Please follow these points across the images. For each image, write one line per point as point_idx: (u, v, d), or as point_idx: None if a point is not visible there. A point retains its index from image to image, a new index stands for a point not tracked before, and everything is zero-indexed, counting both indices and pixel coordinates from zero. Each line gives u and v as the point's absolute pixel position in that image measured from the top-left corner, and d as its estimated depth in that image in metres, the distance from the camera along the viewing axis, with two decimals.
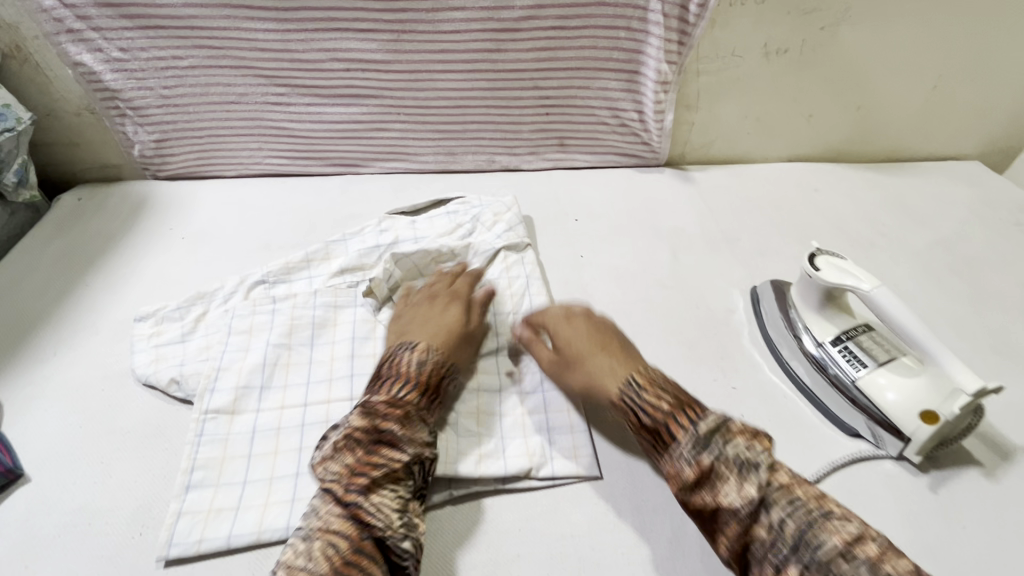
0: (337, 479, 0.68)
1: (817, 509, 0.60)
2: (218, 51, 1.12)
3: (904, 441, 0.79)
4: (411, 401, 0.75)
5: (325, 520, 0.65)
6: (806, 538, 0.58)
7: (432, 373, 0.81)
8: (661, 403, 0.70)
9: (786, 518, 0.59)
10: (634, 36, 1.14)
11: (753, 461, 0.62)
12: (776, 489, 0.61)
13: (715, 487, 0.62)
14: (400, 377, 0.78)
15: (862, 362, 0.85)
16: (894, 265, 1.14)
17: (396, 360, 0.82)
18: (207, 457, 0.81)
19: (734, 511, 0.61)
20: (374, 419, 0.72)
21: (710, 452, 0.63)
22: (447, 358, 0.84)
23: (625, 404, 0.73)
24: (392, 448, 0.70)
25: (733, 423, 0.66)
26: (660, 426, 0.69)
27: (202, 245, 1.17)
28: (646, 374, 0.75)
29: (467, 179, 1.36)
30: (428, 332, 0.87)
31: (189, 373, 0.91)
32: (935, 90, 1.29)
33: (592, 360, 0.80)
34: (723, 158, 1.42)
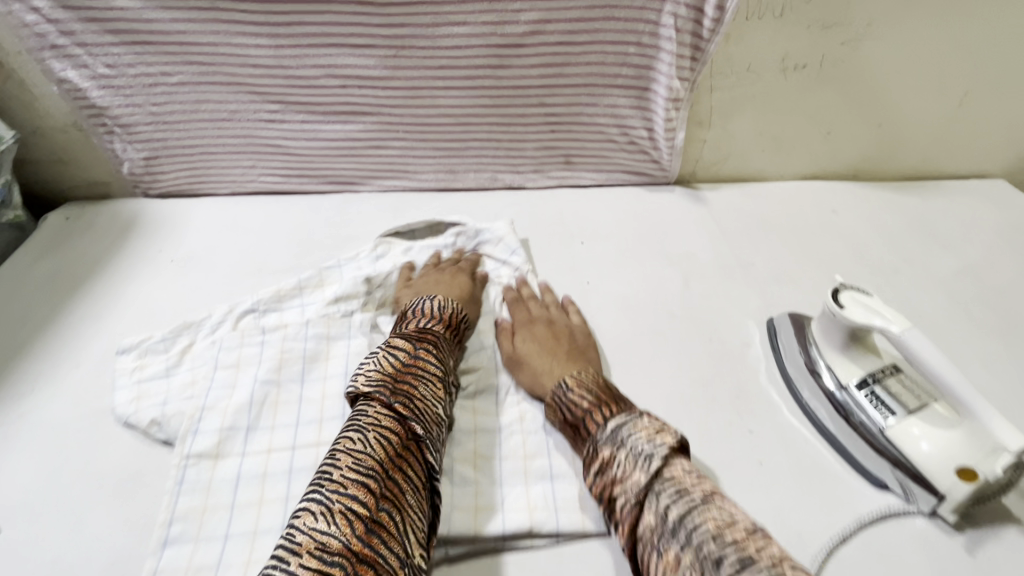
0: (382, 382, 0.76)
1: (702, 498, 0.64)
2: (209, 67, 1.07)
3: (937, 497, 0.73)
4: (439, 332, 0.89)
5: (377, 416, 0.71)
6: (682, 523, 0.62)
7: (454, 316, 0.94)
8: (581, 400, 0.78)
9: (669, 505, 0.64)
10: (645, 52, 1.08)
11: (649, 452, 0.68)
12: (665, 479, 0.67)
13: (613, 474, 0.70)
14: (427, 317, 0.91)
15: (890, 409, 0.79)
16: (919, 294, 1.07)
17: (421, 307, 0.94)
18: (187, 508, 0.76)
19: (624, 493, 0.68)
20: (412, 341, 0.84)
21: (612, 444, 0.71)
22: (465, 309, 0.98)
23: (556, 402, 0.82)
24: (427, 364, 0.81)
25: (641, 419, 0.73)
26: (581, 421, 0.78)
27: (190, 271, 1.12)
28: (577, 375, 0.83)
29: (468, 198, 1.31)
30: (445, 288, 1.00)
31: (172, 414, 0.86)
32: (962, 107, 1.23)
33: (540, 359, 0.89)
34: (736, 176, 1.35)
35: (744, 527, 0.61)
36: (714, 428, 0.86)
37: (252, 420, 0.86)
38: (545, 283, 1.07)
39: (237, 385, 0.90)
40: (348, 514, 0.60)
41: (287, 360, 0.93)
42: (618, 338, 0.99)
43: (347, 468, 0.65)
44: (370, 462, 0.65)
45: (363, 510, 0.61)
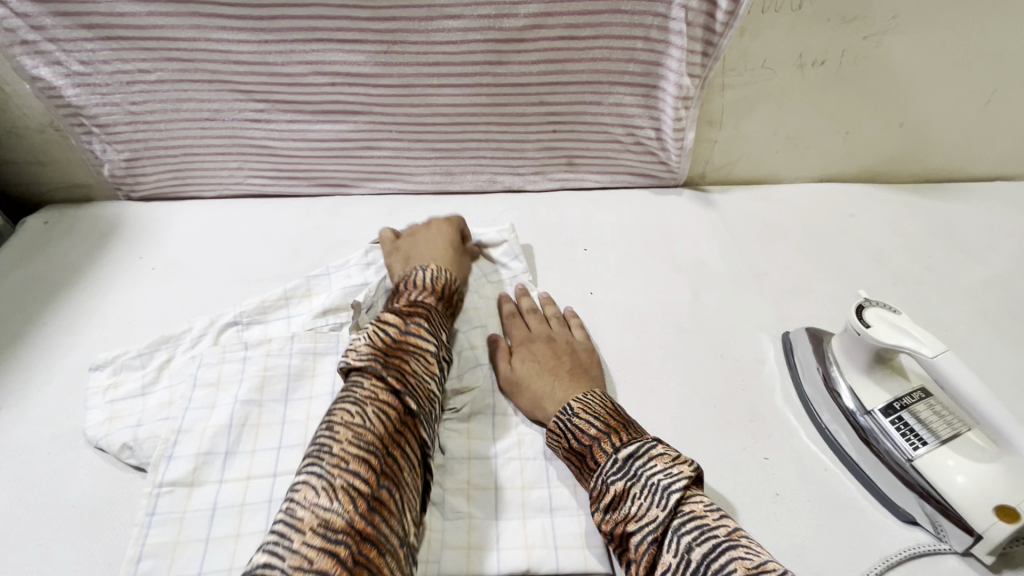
0: (373, 357, 0.72)
1: (728, 535, 0.60)
2: (189, 64, 1.01)
3: (973, 537, 0.66)
4: (431, 304, 0.86)
5: (371, 390, 0.68)
6: (709, 564, 0.57)
7: (445, 286, 0.91)
8: (589, 428, 0.72)
9: (693, 544, 0.60)
10: (653, 47, 1.01)
11: (668, 484, 0.64)
12: (685, 516, 0.62)
13: (626, 510, 0.65)
14: (418, 287, 0.88)
15: (921, 438, 0.72)
16: (944, 307, 1.01)
17: (413, 278, 0.91)
18: (158, 543, 0.71)
19: (639, 531, 0.63)
20: (403, 315, 0.80)
21: (626, 477, 0.67)
22: (455, 278, 0.95)
23: (559, 428, 0.76)
24: (420, 338, 0.78)
25: (656, 447, 0.69)
26: (587, 450, 0.72)
27: (170, 280, 1.06)
28: (583, 399, 0.77)
29: (465, 201, 1.24)
30: (435, 255, 0.97)
31: (145, 437, 0.81)
32: (990, 106, 1.16)
33: (539, 381, 0.82)
34: (747, 178, 1.29)
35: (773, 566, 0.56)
36: (727, 454, 0.80)
37: (232, 442, 0.80)
38: (545, 294, 1.01)
39: (215, 404, 0.84)
40: (350, 490, 0.58)
41: (270, 376, 0.88)
42: (624, 353, 0.93)
43: (347, 442, 0.62)
44: (370, 437, 0.63)
45: (363, 487, 0.59)
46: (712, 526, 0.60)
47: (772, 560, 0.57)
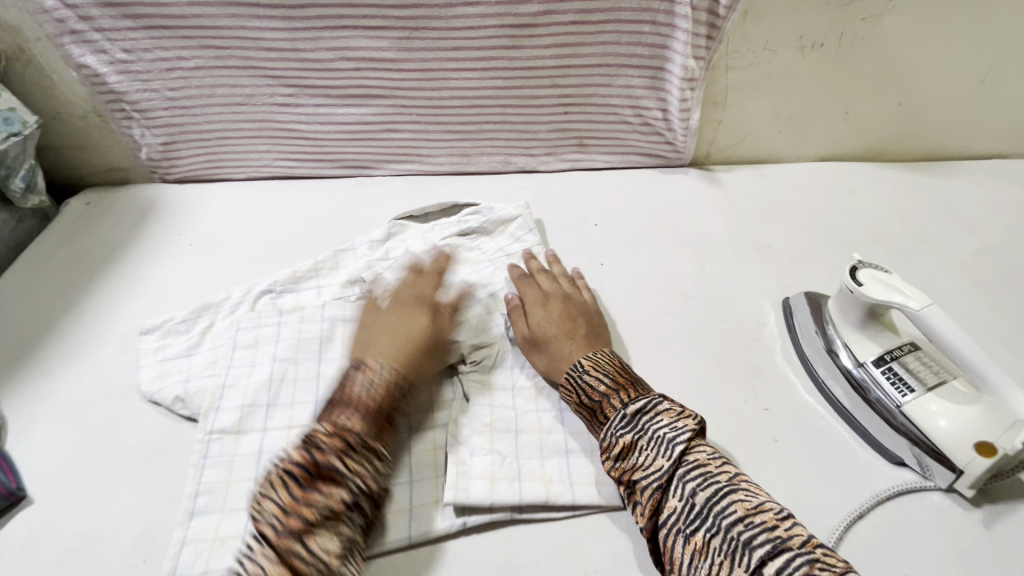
0: (271, 522, 0.63)
1: (728, 483, 0.65)
2: (224, 51, 1.08)
3: (955, 473, 0.73)
4: (355, 429, 0.71)
5: (259, 564, 0.61)
6: (712, 507, 0.63)
7: (378, 396, 0.76)
8: (598, 385, 0.78)
9: (696, 490, 0.65)
10: (660, 30, 1.07)
11: (672, 437, 0.69)
12: (689, 465, 0.67)
13: (634, 460, 0.71)
14: (348, 403, 0.74)
15: (908, 385, 0.78)
16: (936, 274, 1.07)
17: (347, 382, 0.78)
18: (212, 482, 0.79)
19: (646, 477, 0.69)
20: (314, 453, 0.67)
21: (633, 431, 0.72)
22: (403, 371, 0.81)
23: (571, 384, 0.81)
24: (333, 485, 0.66)
25: (662, 404, 0.74)
26: (597, 406, 0.77)
27: (208, 253, 1.13)
28: (592, 359, 0.82)
29: (481, 181, 1.31)
30: (383, 346, 0.83)
31: (195, 391, 0.88)
32: (985, 85, 1.20)
33: (556, 343, 0.87)
34: (751, 158, 1.34)
35: (770, 507, 0.62)
36: (730, 406, 0.86)
37: (273, 395, 0.88)
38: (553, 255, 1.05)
39: (262, 361, 0.92)
40: None
41: (306, 338, 0.95)
42: (633, 318, 1.00)
43: None
44: None
45: None
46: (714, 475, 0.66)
47: (768, 500, 0.63)
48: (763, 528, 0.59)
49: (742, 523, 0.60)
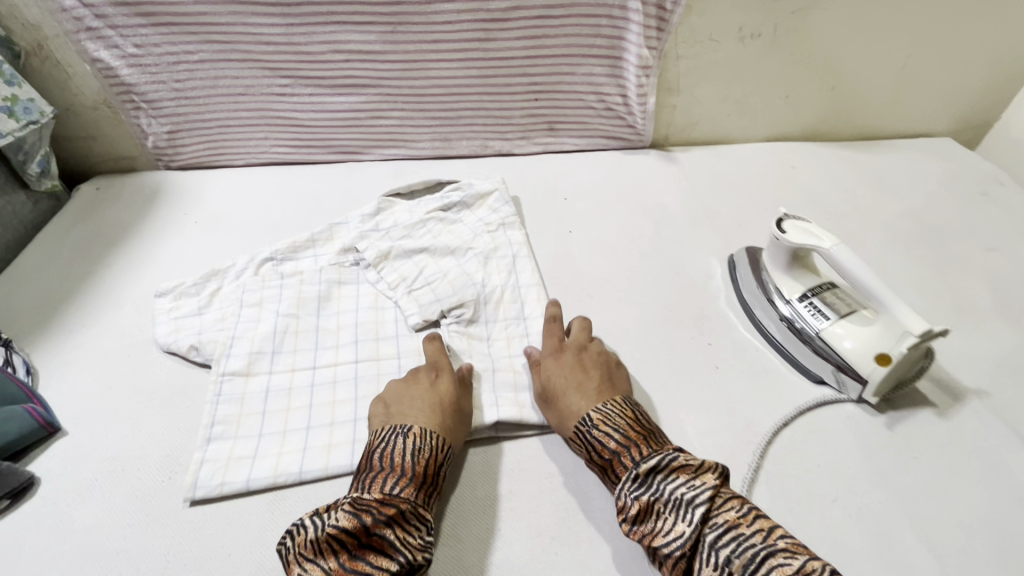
0: None
1: (762, 544, 0.63)
2: (226, 45, 1.20)
3: (862, 384, 0.86)
4: (407, 499, 0.71)
5: None
6: (750, 574, 0.61)
7: (428, 463, 0.76)
8: (608, 442, 0.76)
9: (731, 554, 0.63)
10: (615, 23, 1.21)
11: (692, 497, 0.68)
12: (718, 527, 0.66)
13: (652, 524, 0.69)
14: (393, 471, 0.74)
15: (825, 315, 0.92)
16: (862, 233, 1.21)
17: (388, 449, 0.77)
18: (226, 414, 0.89)
19: (667, 545, 0.66)
20: (365, 519, 0.68)
21: (651, 491, 0.70)
22: (445, 440, 0.80)
23: (581, 439, 0.80)
24: (381, 555, 0.66)
25: (677, 459, 0.72)
26: (609, 463, 0.76)
27: (212, 229, 1.24)
28: (601, 412, 0.80)
29: (462, 164, 1.44)
30: (423, 412, 0.82)
31: (207, 341, 0.99)
32: (905, 70, 1.37)
33: (567, 399, 0.84)
34: (705, 139, 1.49)
35: (812, 566, 0.60)
36: (679, 342, 1.00)
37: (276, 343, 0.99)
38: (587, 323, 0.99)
39: (266, 312, 1.03)
40: None
41: (304, 297, 1.06)
42: (597, 275, 1.13)
43: None
44: None
45: None
46: (746, 536, 0.64)
47: (809, 559, 0.62)
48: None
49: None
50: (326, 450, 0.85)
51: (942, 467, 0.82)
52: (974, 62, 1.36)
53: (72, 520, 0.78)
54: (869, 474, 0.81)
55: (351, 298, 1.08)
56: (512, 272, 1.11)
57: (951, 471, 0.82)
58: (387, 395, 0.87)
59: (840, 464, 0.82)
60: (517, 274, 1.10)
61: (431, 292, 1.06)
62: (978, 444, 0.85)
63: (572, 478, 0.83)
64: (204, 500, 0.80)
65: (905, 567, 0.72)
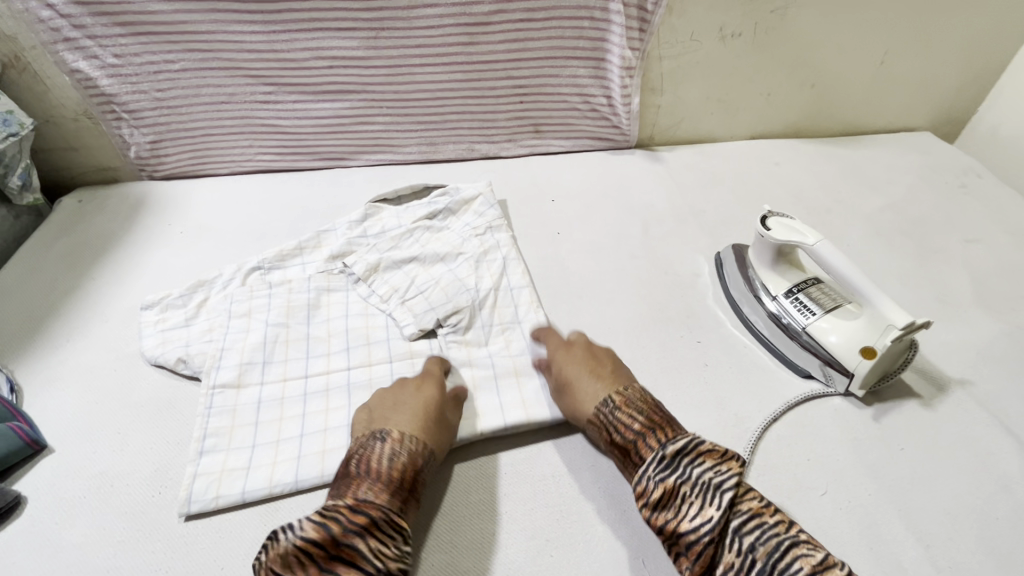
0: None
1: (785, 533, 0.64)
2: (208, 54, 1.19)
3: (850, 377, 0.88)
4: (380, 505, 0.69)
5: None
6: (775, 563, 0.62)
7: (404, 468, 0.74)
8: (632, 423, 0.76)
9: (755, 541, 0.63)
10: (598, 25, 1.22)
11: (720, 483, 0.67)
12: (743, 514, 0.66)
13: (677, 508, 0.67)
14: (369, 476, 0.72)
15: (811, 310, 0.93)
16: (846, 227, 1.23)
17: (367, 453, 0.75)
18: (217, 426, 0.88)
19: (694, 531, 0.65)
20: (331, 529, 0.65)
21: (677, 475, 0.69)
22: (425, 444, 0.78)
23: (601, 420, 0.79)
24: (349, 568, 0.63)
25: (702, 445, 0.72)
26: (631, 445, 0.75)
27: (198, 239, 1.23)
28: (623, 394, 0.80)
29: (449, 168, 1.44)
30: (406, 418, 0.80)
31: (195, 353, 0.98)
32: (883, 66, 1.39)
33: (583, 385, 0.84)
34: (689, 139, 1.50)
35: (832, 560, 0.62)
36: (668, 340, 1.00)
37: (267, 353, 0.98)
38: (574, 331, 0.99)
39: (255, 322, 1.02)
40: None
41: (292, 307, 1.05)
42: (586, 275, 1.14)
43: None
44: None
45: None
46: (771, 525, 0.65)
47: (829, 553, 0.63)
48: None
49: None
50: (320, 457, 0.85)
51: (928, 456, 0.84)
52: (949, 57, 1.39)
53: (60, 539, 0.77)
54: (858, 465, 0.82)
55: (340, 306, 1.07)
56: (503, 274, 1.11)
57: (936, 460, 0.83)
58: (373, 404, 0.86)
59: (828, 457, 0.83)
60: (507, 276, 1.10)
61: (424, 300, 1.05)
62: (963, 432, 0.86)
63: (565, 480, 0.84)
64: (198, 514, 0.80)
65: (894, 557, 0.73)
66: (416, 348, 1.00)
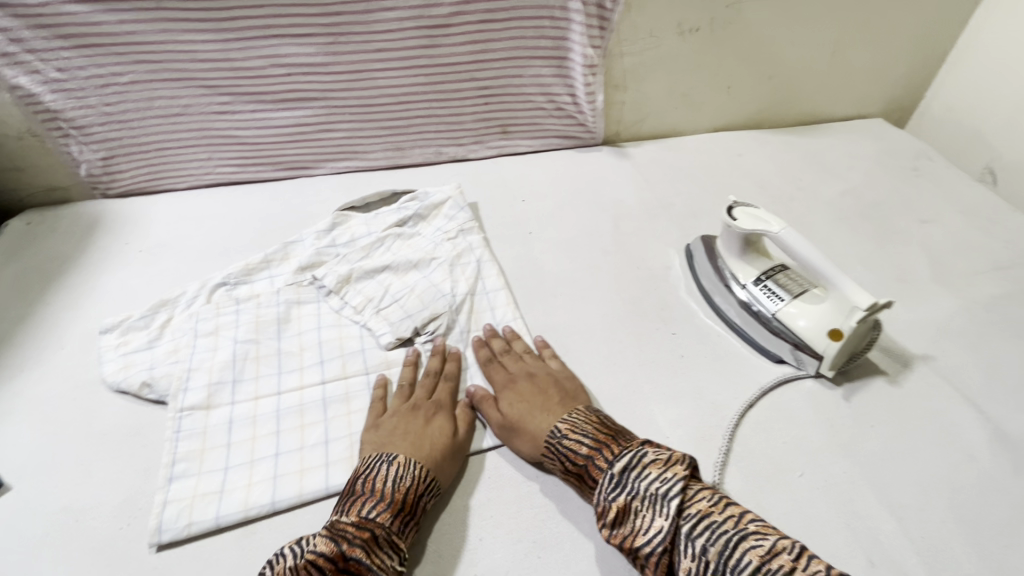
0: None
1: (735, 529, 0.64)
2: (159, 64, 1.15)
3: (819, 359, 0.90)
4: (382, 523, 0.69)
5: None
6: (727, 562, 0.62)
7: (410, 489, 0.74)
8: (580, 448, 0.76)
9: (707, 543, 0.63)
10: (558, 24, 1.23)
11: (666, 491, 0.68)
12: (692, 518, 0.66)
13: (631, 524, 0.68)
14: (374, 495, 0.72)
15: (780, 296, 0.96)
16: (809, 214, 1.27)
17: (372, 474, 0.75)
18: (188, 450, 0.85)
19: (648, 543, 0.66)
20: (339, 544, 0.66)
21: (626, 491, 0.69)
22: (430, 472, 0.77)
23: (551, 452, 0.79)
24: None
25: (646, 455, 0.72)
26: (584, 470, 0.75)
27: (159, 257, 1.19)
28: (568, 421, 0.80)
29: (417, 172, 1.42)
30: (420, 441, 0.80)
31: (160, 375, 0.94)
32: (835, 57, 1.44)
33: (532, 422, 0.83)
34: (655, 133, 1.52)
35: (783, 546, 0.62)
36: (644, 334, 1.01)
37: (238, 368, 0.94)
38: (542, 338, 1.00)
39: (228, 335, 0.99)
40: None
41: (260, 322, 1.02)
42: (560, 274, 1.14)
43: None
44: None
45: None
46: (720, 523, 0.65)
47: (780, 538, 0.63)
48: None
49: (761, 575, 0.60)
50: (298, 475, 0.83)
51: (898, 432, 0.86)
52: (895, 45, 1.45)
53: None
54: (833, 446, 0.84)
55: (308, 318, 1.05)
56: (478, 277, 1.10)
57: (906, 435, 0.86)
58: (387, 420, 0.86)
59: (804, 440, 0.85)
60: (482, 280, 1.10)
61: (399, 309, 1.04)
62: (928, 407, 0.90)
63: (549, 481, 0.83)
64: (171, 543, 0.77)
65: (872, 533, 0.75)
66: (392, 356, 0.98)
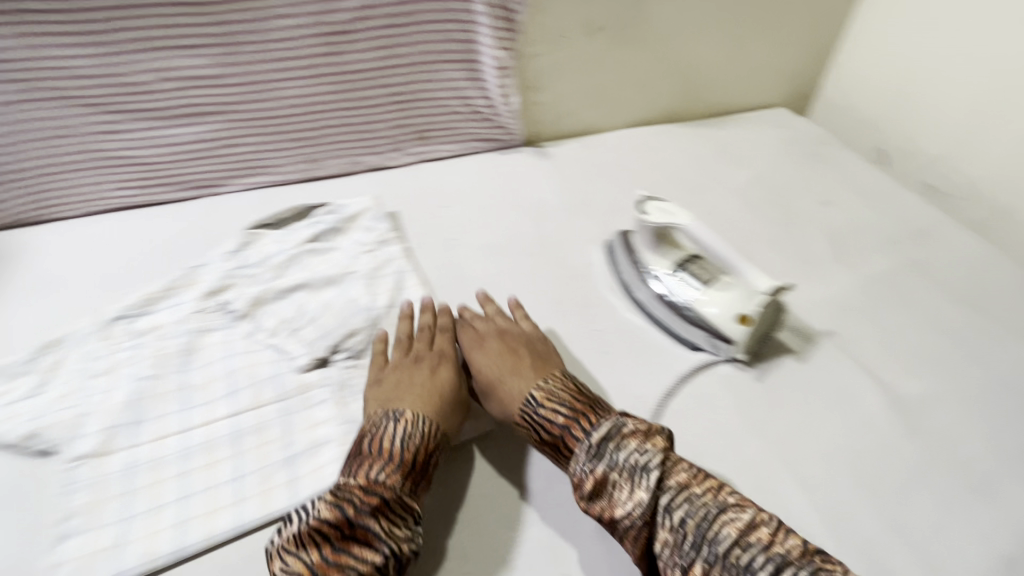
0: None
1: (713, 503, 0.67)
2: (29, 84, 1.03)
3: (731, 343, 0.95)
4: (392, 486, 0.70)
5: None
6: (704, 535, 0.64)
7: (419, 448, 0.75)
8: (556, 418, 0.77)
9: (686, 516, 0.66)
10: (463, 27, 1.23)
11: (643, 464, 0.69)
12: (672, 490, 0.68)
13: (609, 497, 0.70)
14: (382, 456, 0.73)
15: (693, 286, 0.99)
16: (722, 202, 1.31)
17: (380, 434, 0.76)
18: (83, 503, 0.78)
19: (627, 517, 0.68)
20: (345, 511, 0.67)
21: (604, 462, 0.70)
22: (439, 425, 0.80)
23: (527, 420, 0.80)
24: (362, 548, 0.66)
25: (626, 427, 0.73)
26: (559, 440, 0.76)
27: (41, 293, 1.07)
28: (543, 390, 0.81)
29: (334, 183, 1.34)
30: (420, 401, 0.81)
31: (46, 425, 0.85)
32: (734, 52, 1.51)
33: (505, 386, 0.84)
34: (576, 131, 1.53)
35: (758, 519, 0.66)
36: (569, 333, 1.01)
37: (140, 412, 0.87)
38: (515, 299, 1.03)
39: (123, 375, 0.92)
40: None
41: (164, 354, 0.95)
42: (484, 279, 1.12)
43: None
44: None
45: None
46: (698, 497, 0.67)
47: (757, 510, 0.67)
48: (762, 557, 0.63)
49: (737, 552, 0.63)
50: (208, 516, 0.78)
51: (806, 407, 0.91)
52: (785, 40, 1.56)
53: None
54: (750, 427, 0.88)
55: (211, 345, 0.98)
56: (399, 288, 1.08)
57: (813, 408, 0.91)
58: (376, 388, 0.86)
59: (723, 424, 0.88)
60: (404, 291, 1.08)
61: (315, 328, 1.00)
62: (832, 379, 0.95)
63: (478, 489, 0.83)
64: None
65: (787, 508, 0.78)
66: (307, 378, 0.94)
